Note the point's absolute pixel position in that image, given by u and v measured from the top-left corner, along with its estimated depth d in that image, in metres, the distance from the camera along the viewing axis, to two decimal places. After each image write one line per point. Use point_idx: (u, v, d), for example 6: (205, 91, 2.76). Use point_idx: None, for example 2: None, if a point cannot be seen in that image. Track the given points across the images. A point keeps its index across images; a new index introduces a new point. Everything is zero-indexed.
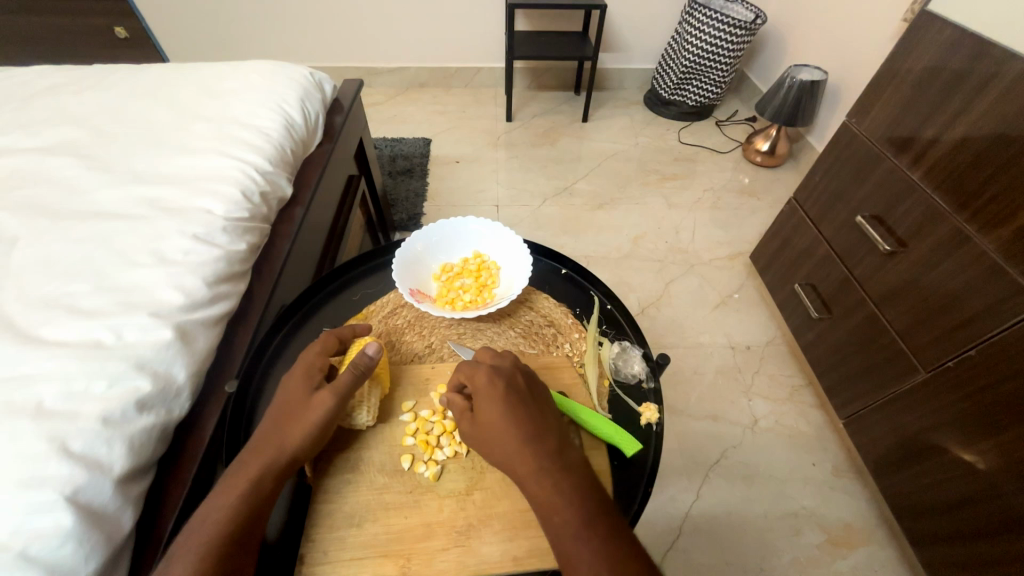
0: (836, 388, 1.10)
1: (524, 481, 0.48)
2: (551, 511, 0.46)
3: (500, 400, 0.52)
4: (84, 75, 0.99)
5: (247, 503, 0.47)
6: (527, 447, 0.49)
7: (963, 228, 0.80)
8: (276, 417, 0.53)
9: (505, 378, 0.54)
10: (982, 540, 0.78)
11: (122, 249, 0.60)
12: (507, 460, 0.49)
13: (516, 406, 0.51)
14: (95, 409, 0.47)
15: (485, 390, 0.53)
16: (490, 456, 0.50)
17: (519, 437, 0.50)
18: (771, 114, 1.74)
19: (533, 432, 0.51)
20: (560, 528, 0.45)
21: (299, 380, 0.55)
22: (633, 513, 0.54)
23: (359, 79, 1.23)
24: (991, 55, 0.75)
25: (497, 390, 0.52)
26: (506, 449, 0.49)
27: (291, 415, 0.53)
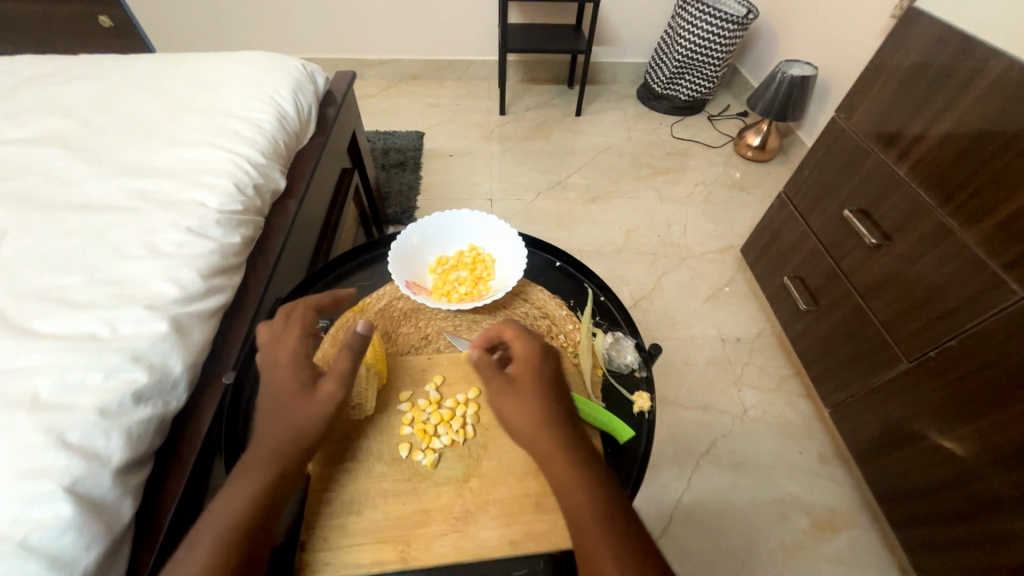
0: (823, 378, 1.13)
1: (551, 454, 0.49)
2: (573, 488, 0.48)
3: (541, 374, 0.54)
4: (70, 65, 0.97)
5: (250, 495, 0.47)
6: (559, 423, 0.51)
7: (947, 221, 0.82)
8: (273, 415, 0.51)
9: (545, 355, 0.56)
10: (961, 523, 0.81)
11: (115, 241, 0.60)
12: (537, 428, 0.50)
13: (553, 383, 0.54)
14: (92, 401, 0.47)
15: (525, 361, 0.54)
16: (518, 425, 0.51)
17: (553, 410, 0.52)
18: (763, 109, 1.75)
19: (563, 410, 0.53)
20: (581, 502, 0.47)
21: (287, 375, 0.53)
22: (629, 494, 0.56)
23: (352, 72, 1.22)
24: (975, 52, 0.77)
25: (540, 364, 0.54)
26: (538, 420, 0.51)
27: (284, 411, 0.51)
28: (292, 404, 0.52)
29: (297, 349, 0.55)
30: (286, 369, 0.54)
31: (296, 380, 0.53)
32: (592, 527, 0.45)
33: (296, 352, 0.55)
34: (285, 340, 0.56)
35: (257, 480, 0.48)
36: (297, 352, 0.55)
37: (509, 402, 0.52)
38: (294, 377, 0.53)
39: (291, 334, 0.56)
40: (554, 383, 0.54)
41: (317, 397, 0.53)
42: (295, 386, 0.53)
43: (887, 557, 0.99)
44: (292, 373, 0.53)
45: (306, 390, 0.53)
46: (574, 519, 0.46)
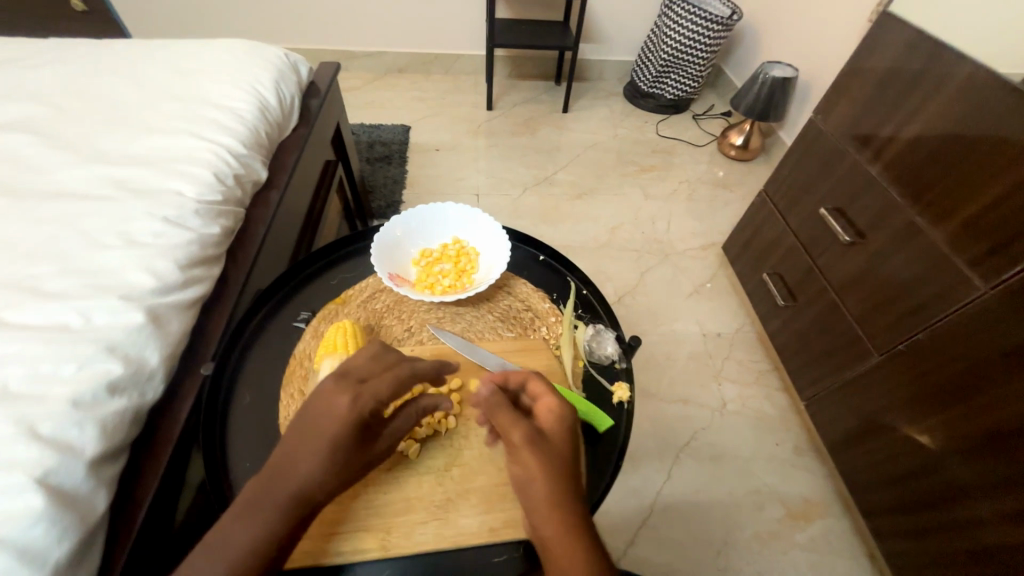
0: (799, 372, 1.16)
1: (560, 526, 0.45)
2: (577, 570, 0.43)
3: (566, 438, 0.50)
4: (40, 48, 0.93)
5: (258, 522, 0.43)
6: (575, 497, 0.47)
7: (916, 220, 0.85)
8: (319, 461, 0.46)
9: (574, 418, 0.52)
10: (926, 510, 0.85)
11: (88, 230, 0.59)
12: (553, 495, 0.46)
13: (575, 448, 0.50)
14: (64, 392, 0.46)
15: (552, 411, 0.52)
16: (531, 487, 0.47)
17: (571, 480, 0.48)
18: (746, 109, 1.79)
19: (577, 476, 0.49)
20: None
21: (357, 429, 0.49)
22: (608, 477, 0.58)
23: (336, 63, 1.20)
24: (945, 57, 0.79)
25: (566, 427, 0.51)
26: (554, 485, 0.47)
27: (331, 457, 0.47)
28: (346, 459, 0.48)
29: (377, 398, 0.50)
30: (360, 421, 0.48)
31: (360, 435, 0.49)
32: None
33: (377, 403, 0.50)
34: (370, 388, 0.50)
35: (262, 505, 0.44)
36: (376, 402, 0.50)
37: (528, 459, 0.48)
38: (361, 432, 0.49)
39: (378, 381, 0.51)
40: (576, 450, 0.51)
41: (369, 454, 0.51)
42: (358, 443, 0.49)
43: (858, 544, 1.03)
44: (362, 428, 0.49)
45: (365, 447, 0.50)
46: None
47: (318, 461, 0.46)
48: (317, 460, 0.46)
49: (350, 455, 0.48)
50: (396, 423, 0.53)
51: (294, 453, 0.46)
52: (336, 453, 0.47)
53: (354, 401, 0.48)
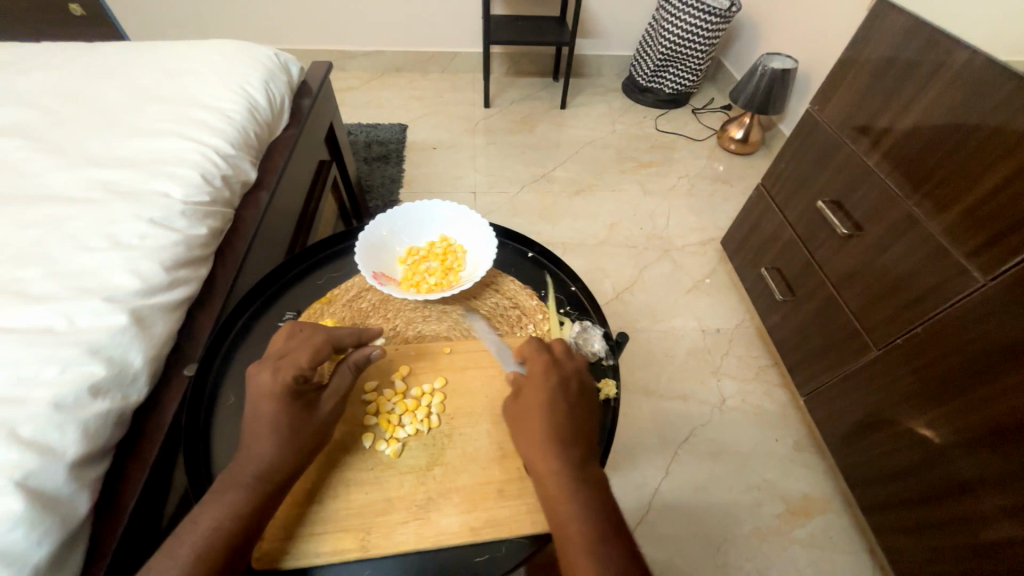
0: (798, 367, 1.14)
1: (545, 477, 0.49)
2: (563, 515, 0.47)
3: (545, 391, 0.53)
4: (34, 52, 0.94)
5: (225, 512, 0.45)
6: (557, 444, 0.50)
7: (914, 211, 0.83)
8: (267, 436, 0.49)
9: (554, 371, 0.55)
10: (926, 506, 0.83)
11: (74, 233, 0.59)
12: (537, 447, 0.50)
13: (561, 399, 0.53)
14: (46, 394, 0.46)
15: (534, 375, 0.55)
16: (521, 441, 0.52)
17: (553, 430, 0.51)
18: (745, 102, 1.76)
19: (566, 428, 0.51)
20: (567, 524, 0.46)
21: (288, 396, 0.51)
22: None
23: (328, 62, 1.20)
24: (941, 43, 0.77)
25: (544, 381, 0.54)
26: (535, 438, 0.51)
27: (274, 430, 0.49)
28: (292, 427, 0.50)
29: (301, 366, 0.53)
30: (288, 390, 0.51)
31: (296, 403, 0.51)
32: (575, 552, 0.44)
33: (301, 368, 0.53)
34: (290, 360, 0.53)
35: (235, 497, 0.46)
36: (299, 370, 0.52)
37: (515, 417, 0.53)
38: (295, 397, 0.52)
39: (297, 352, 0.54)
40: (562, 399, 0.53)
41: (316, 417, 0.52)
42: (297, 410, 0.51)
43: (858, 540, 1.01)
44: (293, 395, 0.51)
45: (305, 412, 0.52)
46: (559, 538, 0.46)
47: (263, 436, 0.49)
48: (266, 436, 0.49)
49: (291, 422, 0.50)
50: (334, 387, 0.55)
51: (249, 433, 0.50)
52: (273, 422, 0.49)
53: (273, 375, 0.51)
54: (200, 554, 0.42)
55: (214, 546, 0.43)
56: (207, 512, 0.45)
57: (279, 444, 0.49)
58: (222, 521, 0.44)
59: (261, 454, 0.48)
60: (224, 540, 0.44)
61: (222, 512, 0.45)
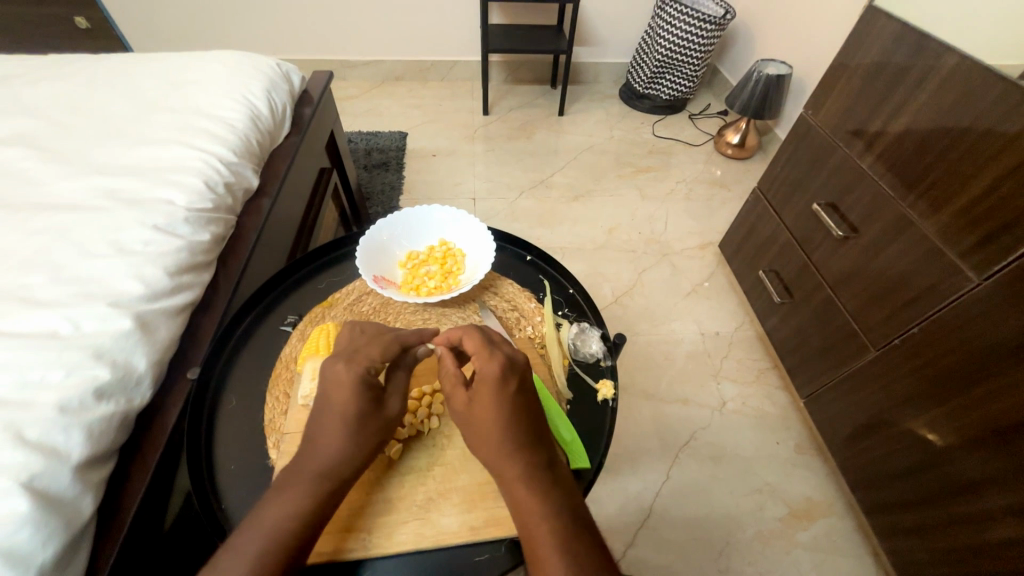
0: (798, 369, 1.15)
1: (507, 480, 0.49)
2: (529, 517, 0.46)
3: (499, 395, 0.52)
4: (40, 64, 0.96)
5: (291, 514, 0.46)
6: (515, 447, 0.50)
7: (908, 213, 0.84)
8: (337, 434, 0.50)
9: (508, 372, 0.54)
10: (927, 507, 0.83)
11: (80, 240, 0.60)
12: (495, 451, 0.50)
13: (513, 402, 0.52)
14: (52, 397, 0.47)
15: (485, 379, 0.53)
16: (479, 448, 0.52)
17: (510, 432, 0.51)
18: (740, 108, 1.78)
19: (524, 430, 0.51)
20: (534, 527, 0.46)
21: (360, 390, 0.52)
22: (593, 469, 0.58)
23: (329, 71, 1.22)
24: (929, 49, 0.79)
25: (499, 384, 0.53)
26: (493, 443, 0.50)
27: (346, 428, 0.50)
28: (358, 421, 0.51)
29: (372, 360, 0.55)
30: (361, 381, 0.52)
31: (368, 396, 0.52)
32: (540, 554, 0.44)
33: (372, 361, 0.54)
34: (362, 354, 0.55)
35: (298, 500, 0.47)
36: (371, 362, 0.54)
37: (468, 422, 0.52)
38: (365, 390, 0.52)
39: (368, 347, 0.56)
40: (517, 402, 0.53)
41: (382, 414, 0.52)
42: (366, 406, 0.52)
43: (861, 543, 1.01)
44: (366, 387, 0.52)
45: (374, 407, 0.52)
46: (526, 540, 0.46)
47: (337, 434, 0.50)
48: (336, 428, 0.50)
49: (359, 415, 0.51)
50: (396, 387, 0.55)
51: (321, 427, 0.51)
52: (342, 414, 0.51)
53: (348, 366, 0.53)
54: (263, 553, 0.43)
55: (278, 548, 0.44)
56: (269, 512, 0.46)
57: (347, 437, 0.50)
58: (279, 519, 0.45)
59: (331, 447, 0.50)
60: (285, 540, 0.44)
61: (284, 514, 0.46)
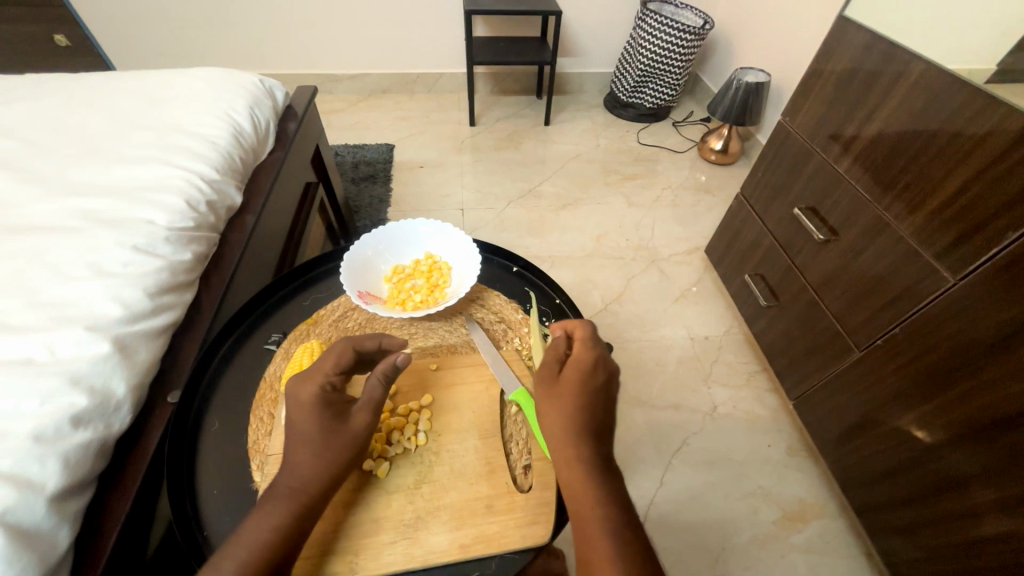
0: (785, 371, 1.16)
1: (571, 464, 0.51)
2: (584, 501, 0.48)
3: (589, 381, 0.55)
4: (17, 83, 0.95)
5: (270, 534, 0.46)
6: (586, 438, 0.52)
7: (884, 215, 0.86)
8: (314, 452, 0.50)
9: (598, 368, 0.56)
10: (917, 504, 0.84)
11: (55, 262, 0.59)
12: (570, 434, 0.52)
13: (593, 395, 0.55)
14: (26, 427, 0.45)
15: (579, 364, 0.56)
16: (553, 429, 0.53)
17: (587, 420, 0.53)
18: (722, 115, 1.82)
19: (598, 416, 0.54)
20: (589, 510, 0.48)
21: (318, 409, 0.51)
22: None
23: (313, 86, 1.22)
24: (898, 56, 0.82)
25: (591, 373, 0.56)
26: (570, 424, 0.52)
27: (318, 446, 0.50)
28: (323, 436, 0.50)
29: (327, 374, 0.54)
30: (318, 398, 0.52)
31: (327, 411, 0.52)
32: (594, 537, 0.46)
33: (327, 376, 0.54)
34: (318, 369, 0.55)
35: (280, 520, 0.47)
36: (325, 378, 0.54)
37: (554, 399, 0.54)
38: (325, 408, 0.52)
39: (322, 361, 0.56)
40: (600, 392, 0.55)
41: (345, 430, 0.52)
42: (327, 424, 0.51)
43: (855, 544, 1.01)
44: (325, 402, 0.52)
45: (338, 422, 0.52)
46: (578, 524, 0.48)
47: (311, 454, 0.50)
48: (306, 447, 0.50)
49: (322, 432, 0.50)
50: (363, 400, 0.54)
51: (289, 446, 0.51)
52: (304, 432, 0.51)
53: (303, 385, 0.53)
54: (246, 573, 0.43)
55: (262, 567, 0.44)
56: (251, 527, 0.46)
57: (315, 454, 0.50)
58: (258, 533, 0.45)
59: (301, 465, 0.49)
60: (264, 558, 0.44)
61: (270, 531, 0.46)
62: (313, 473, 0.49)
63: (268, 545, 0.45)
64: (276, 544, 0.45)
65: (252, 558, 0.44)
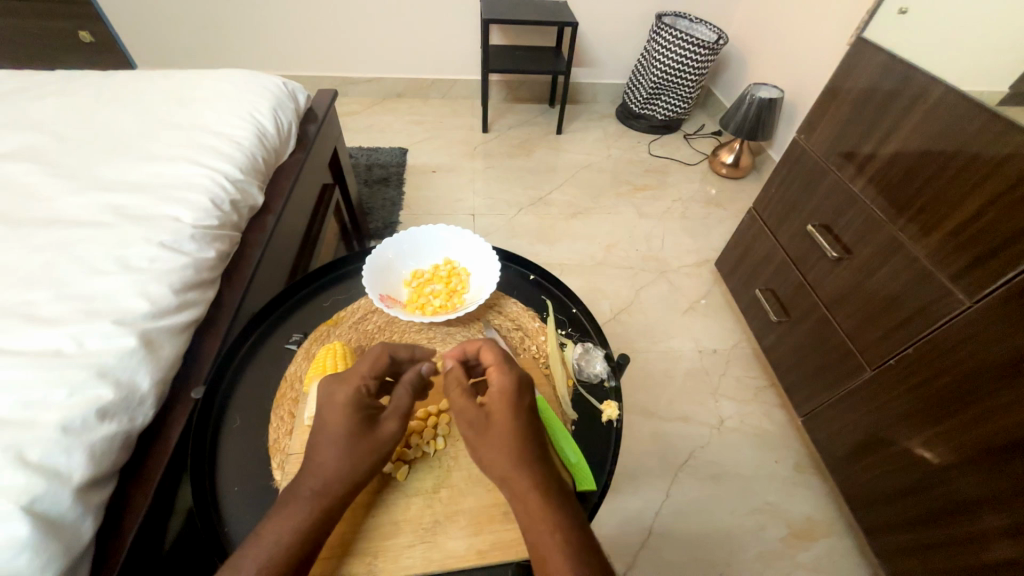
0: (794, 388, 1.16)
1: (521, 497, 0.49)
2: (539, 527, 0.47)
3: (514, 409, 0.54)
4: (47, 79, 0.97)
5: (287, 531, 0.46)
6: (529, 469, 0.50)
7: (899, 236, 0.87)
8: (340, 457, 0.50)
9: (519, 388, 0.56)
10: (927, 527, 0.83)
11: (84, 257, 0.60)
12: (510, 467, 0.50)
13: (526, 418, 0.54)
14: (54, 417, 0.46)
15: (499, 395, 0.55)
16: (492, 460, 0.51)
17: (524, 445, 0.52)
18: (734, 129, 1.82)
19: (535, 444, 0.53)
20: (547, 539, 0.46)
21: (351, 413, 0.52)
22: (600, 490, 0.58)
23: (333, 89, 1.24)
24: (916, 79, 0.82)
25: (516, 399, 0.54)
26: (507, 460, 0.51)
27: (344, 450, 0.50)
28: (351, 440, 0.51)
29: (364, 378, 0.55)
30: (352, 401, 0.53)
31: (361, 416, 0.53)
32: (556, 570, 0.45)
33: (363, 379, 0.55)
34: (354, 373, 0.56)
35: (297, 518, 0.47)
36: (361, 382, 0.55)
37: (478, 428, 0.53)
38: (358, 411, 0.53)
39: (358, 366, 0.57)
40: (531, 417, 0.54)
41: (376, 435, 0.52)
42: (357, 428, 0.52)
43: (862, 564, 1.01)
44: (358, 405, 0.53)
45: (367, 427, 0.52)
46: (539, 558, 0.46)
47: (335, 460, 0.50)
48: (331, 450, 0.50)
49: (351, 436, 0.51)
50: (394, 405, 0.55)
51: (315, 448, 0.51)
52: (335, 436, 0.51)
53: (341, 388, 0.54)
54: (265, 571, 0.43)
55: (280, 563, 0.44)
56: (272, 525, 0.46)
57: (340, 457, 0.50)
58: (281, 531, 0.46)
59: (327, 466, 0.50)
60: (284, 558, 0.45)
61: (288, 530, 0.46)
62: (333, 477, 0.50)
63: (287, 544, 0.45)
64: (294, 541, 0.46)
65: (271, 558, 0.44)
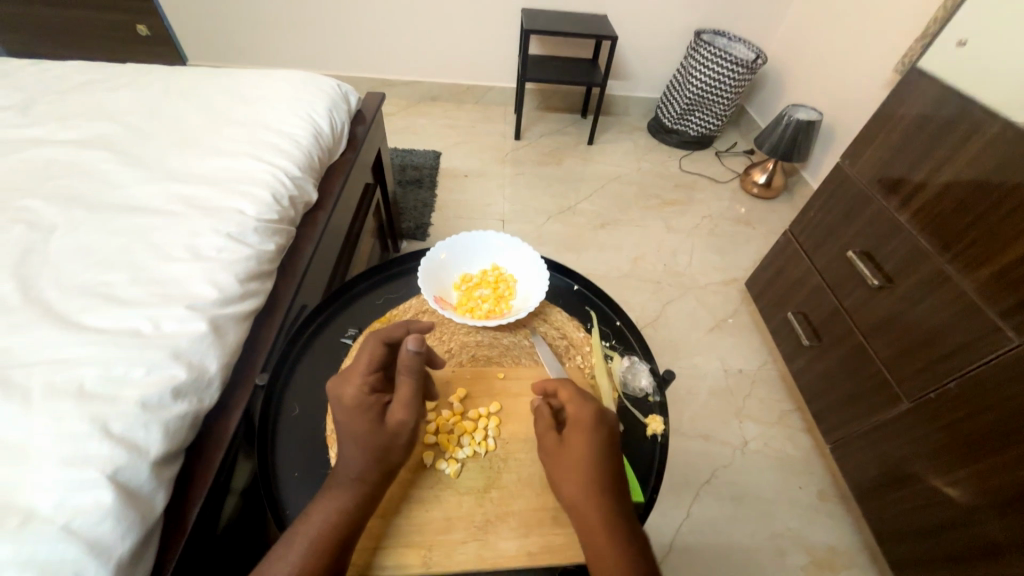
0: (823, 414, 1.14)
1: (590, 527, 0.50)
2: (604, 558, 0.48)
3: (594, 442, 0.54)
4: (120, 72, 1.02)
5: (339, 513, 0.49)
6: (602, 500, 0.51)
7: (947, 269, 0.86)
8: (365, 454, 0.52)
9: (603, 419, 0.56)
10: (959, 567, 0.82)
11: (158, 243, 0.64)
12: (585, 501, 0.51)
13: (604, 449, 0.54)
14: (134, 393, 0.49)
15: (579, 423, 0.55)
16: (567, 487, 0.53)
17: (600, 480, 0.52)
18: (769, 148, 1.81)
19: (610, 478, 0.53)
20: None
21: (359, 413, 0.53)
22: (646, 502, 0.60)
23: (382, 93, 1.27)
24: (974, 112, 0.82)
25: (593, 431, 0.54)
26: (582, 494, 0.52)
27: (363, 448, 0.52)
28: (366, 439, 0.52)
29: (364, 376, 0.55)
30: (357, 401, 0.53)
31: (370, 413, 0.53)
32: None
33: (362, 377, 0.54)
34: (355, 369, 0.55)
35: (345, 500, 0.50)
36: (361, 380, 0.54)
37: (579, 507, 0.51)
38: (364, 412, 0.53)
39: (357, 360, 0.56)
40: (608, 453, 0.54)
41: (387, 425, 0.54)
42: (369, 428, 0.53)
43: None
44: (364, 405, 0.53)
45: (379, 425, 0.53)
46: None
47: (354, 457, 0.51)
48: (349, 441, 0.52)
49: (365, 435, 0.52)
50: (398, 399, 0.55)
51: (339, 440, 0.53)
52: (350, 429, 0.53)
53: (347, 387, 0.54)
54: (315, 546, 0.46)
55: (327, 541, 0.47)
56: (321, 506, 0.49)
57: (362, 454, 0.52)
58: (339, 512, 0.49)
59: (349, 456, 0.52)
60: (331, 536, 0.47)
61: (333, 509, 0.49)
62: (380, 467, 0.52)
63: (336, 525, 0.48)
64: (341, 520, 0.49)
65: (320, 536, 0.47)
